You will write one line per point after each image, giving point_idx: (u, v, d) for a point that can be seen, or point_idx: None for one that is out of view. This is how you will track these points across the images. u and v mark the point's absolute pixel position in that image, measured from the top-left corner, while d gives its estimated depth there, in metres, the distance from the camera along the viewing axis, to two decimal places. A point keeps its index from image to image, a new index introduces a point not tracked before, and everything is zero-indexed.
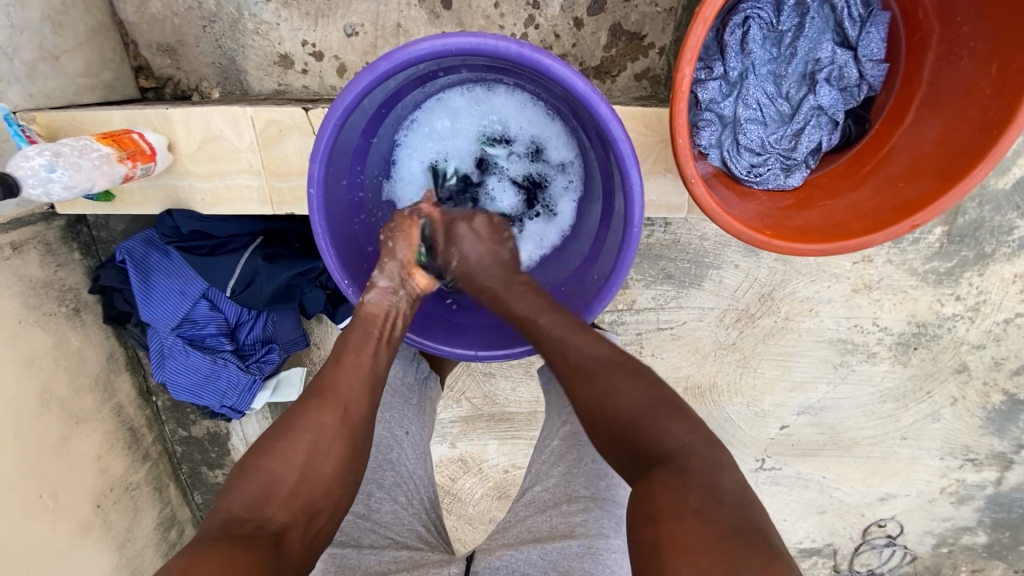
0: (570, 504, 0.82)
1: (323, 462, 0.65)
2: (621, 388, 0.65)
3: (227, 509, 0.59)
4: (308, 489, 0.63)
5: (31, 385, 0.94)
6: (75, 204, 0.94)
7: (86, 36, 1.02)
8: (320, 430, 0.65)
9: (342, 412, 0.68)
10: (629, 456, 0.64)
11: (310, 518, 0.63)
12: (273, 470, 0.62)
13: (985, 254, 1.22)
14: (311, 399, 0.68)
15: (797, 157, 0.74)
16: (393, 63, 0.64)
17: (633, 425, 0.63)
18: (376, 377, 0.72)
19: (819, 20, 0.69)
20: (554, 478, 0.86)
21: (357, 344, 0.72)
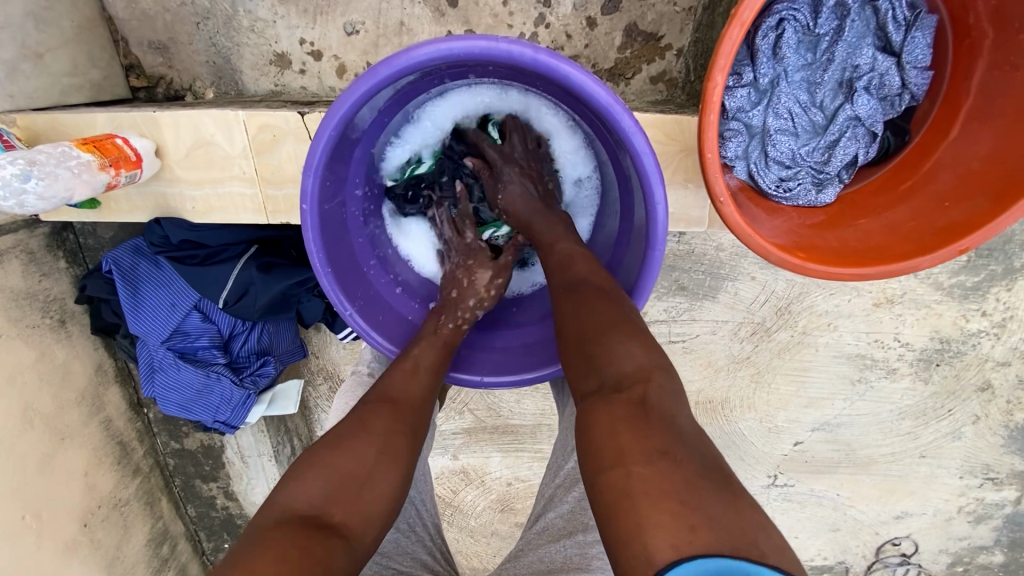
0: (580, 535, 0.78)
1: (387, 467, 0.63)
2: (602, 308, 0.63)
3: (288, 501, 0.57)
4: (371, 492, 0.61)
5: (12, 401, 0.89)
6: (60, 212, 0.89)
7: (73, 33, 0.96)
8: (382, 433, 0.64)
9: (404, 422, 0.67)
10: (588, 378, 0.60)
11: (371, 522, 0.60)
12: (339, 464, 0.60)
13: (1015, 268, 1.16)
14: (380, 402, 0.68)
15: (830, 171, 0.69)
16: (393, 69, 0.58)
17: (600, 339, 0.60)
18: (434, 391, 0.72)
19: (859, 22, 0.63)
20: (570, 504, 0.81)
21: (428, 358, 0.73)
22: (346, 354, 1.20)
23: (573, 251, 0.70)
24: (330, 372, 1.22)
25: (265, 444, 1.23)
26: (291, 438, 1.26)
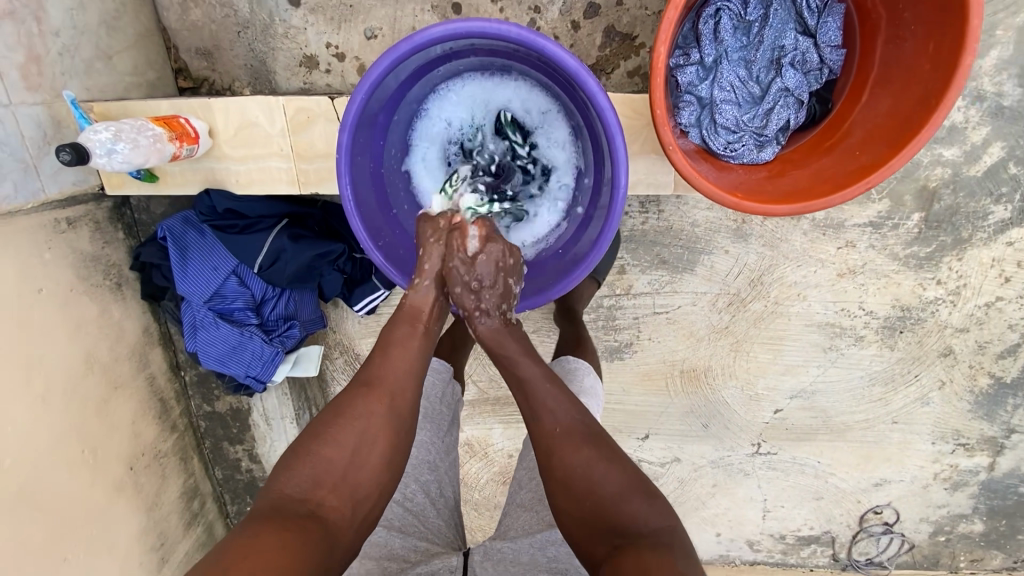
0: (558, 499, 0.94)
1: (368, 453, 0.75)
2: (604, 466, 0.75)
3: (284, 487, 0.70)
4: (355, 476, 0.73)
5: (78, 348, 1.03)
6: (124, 185, 1.04)
7: (135, 39, 1.14)
8: (367, 418, 0.76)
9: (387, 402, 0.78)
10: (598, 537, 0.71)
11: (358, 505, 0.72)
12: (325, 455, 0.72)
13: (962, 239, 1.29)
14: (360, 387, 0.78)
15: (768, 134, 0.82)
16: (411, 46, 0.74)
17: (609, 500, 0.72)
18: (411, 373, 0.81)
19: (782, 11, 0.78)
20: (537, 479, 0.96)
21: (404, 337, 0.83)
22: (361, 329, 1.36)
23: (562, 402, 0.81)
24: (345, 346, 1.38)
25: (288, 407, 1.36)
26: (311, 405, 1.41)
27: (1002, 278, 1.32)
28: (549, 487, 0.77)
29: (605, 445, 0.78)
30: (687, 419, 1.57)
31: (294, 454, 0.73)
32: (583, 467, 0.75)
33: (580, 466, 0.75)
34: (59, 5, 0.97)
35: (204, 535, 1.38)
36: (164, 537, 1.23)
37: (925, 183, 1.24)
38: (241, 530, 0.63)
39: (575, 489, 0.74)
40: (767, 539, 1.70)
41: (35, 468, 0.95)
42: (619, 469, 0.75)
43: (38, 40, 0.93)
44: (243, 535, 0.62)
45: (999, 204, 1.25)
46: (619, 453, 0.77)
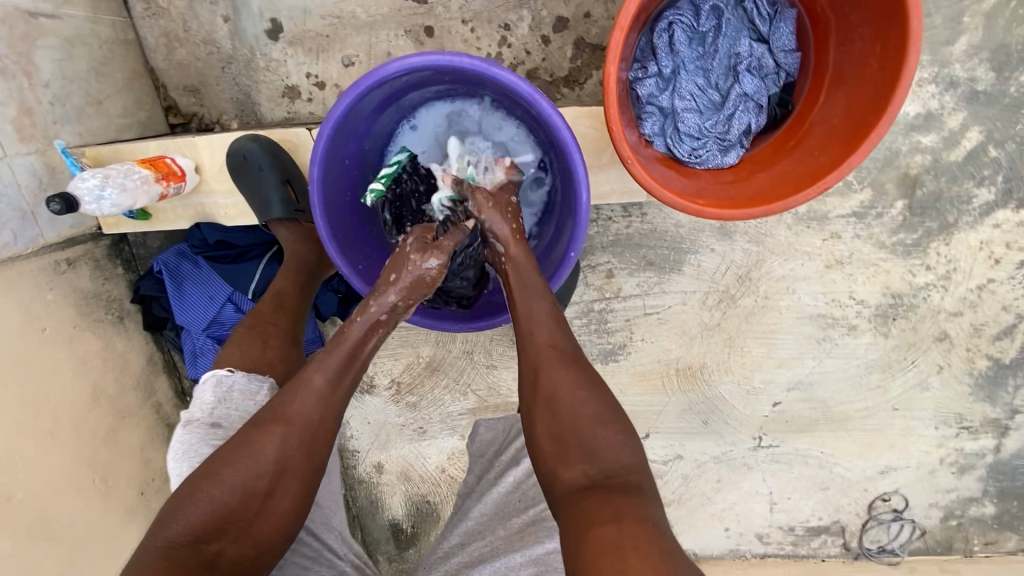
0: (520, 554, 0.98)
1: (278, 498, 0.77)
2: (585, 398, 0.77)
3: (175, 536, 0.71)
4: (261, 518, 0.76)
5: (84, 381, 1.08)
6: (120, 223, 1.09)
7: (123, 83, 1.18)
8: (280, 461, 0.76)
9: (303, 441, 0.78)
10: (574, 465, 0.75)
11: (261, 550, 0.76)
12: (224, 500, 0.73)
13: (948, 224, 1.28)
14: (273, 425, 0.77)
15: (732, 139, 0.84)
16: (372, 82, 0.77)
17: (586, 433, 0.75)
18: (330, 405, 0.80)
19: (735, 20, 0.81)
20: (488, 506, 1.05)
21: (335, 367, 0.79)
22: None
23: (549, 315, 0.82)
24: None
25: None
26: None
27: (992, 260, 1.31)
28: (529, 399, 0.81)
29: (591, 378, 0.79)
30: (686, 417, 1.57)
31: (194, 497, 0.73)
32: (563, 390, 0.78)
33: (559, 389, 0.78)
34: (48, 56, 1.02)
35: None
36: None
37: (906, 170, 1.24)
38: None
39: (559, 409, 0.77)
40: (776, 532, 1.70)
41: (48, 499, 0.99)
42: (602, 402, 0.77)
43: (30, 92, 0.98)
44: None
45: (982, 186, 1.24)
46: (601, 386, 0.80)
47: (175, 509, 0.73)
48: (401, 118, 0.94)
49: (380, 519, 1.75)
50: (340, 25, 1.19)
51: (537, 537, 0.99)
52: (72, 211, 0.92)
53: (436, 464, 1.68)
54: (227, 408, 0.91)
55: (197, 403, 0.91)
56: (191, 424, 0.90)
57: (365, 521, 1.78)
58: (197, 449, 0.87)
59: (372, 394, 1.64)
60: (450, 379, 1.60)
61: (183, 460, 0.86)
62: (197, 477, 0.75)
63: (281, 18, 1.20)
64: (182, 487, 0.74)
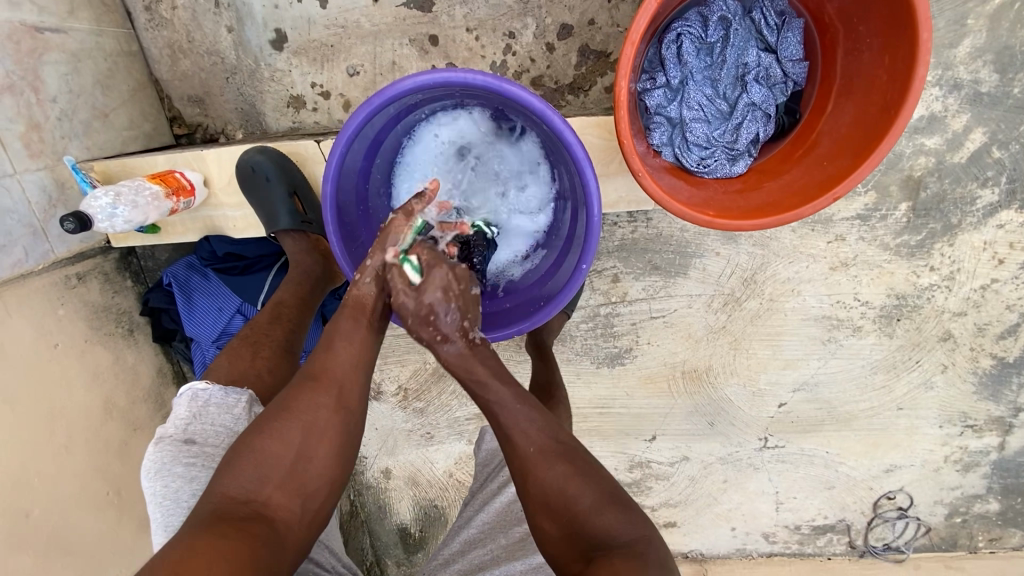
0: (521, 563, 0.96)
1: (316, 447, 0.76)
2: (582, 482, 0.76)
3: (224, 491, 0.71)
4: (302, 469, 0.74)
5: (97, 395, 1.08)
6: (129, 237, 1.09)
7: (129, 95, 1.18)
8: (313, 411, 0.77)
9: (334, 394, 0.78)
10: (578, 556, 0.72)
11: (308, 501, 0.75)
12: (263, 450, 0.73)
13: (952, 225, 1.29)
14: (305, 381, 0.79)
15: (740, 148, 0.84)
16: (383, 98, 0.77)
17: (587, 516, 0.74)
18: (359, 360, 0.82)
19: (743, 30, 0.81)
20: (495, 508, 1.04)
21: (347, 330, 0.82)
22: None
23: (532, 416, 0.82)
24: None
25: None
26: None
27: (995, 260, 1.32)
28: (529, 506, 0.79)
29: (584, 466, 0.78)
30: (692, 418, 1.58)
31: (237, 452, 0.74)
32: (557, 483, 0.77)
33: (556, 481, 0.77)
34: (54, 72, 1.02)
35: None
36: None
37: (910, 172, 1.25)
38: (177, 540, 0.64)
39: (553, 510, 0.76)
40: (782, 531, 1.71)
41: (64, 514, 1.00)
42: (598, 488, 0.76)
43: (37, 108, 0.98)
44: (184, 540, 0.63)
45: (986, 188, 1.25)
46: (595, 469, 0.79)
47: (223, 466, 0.73)
48: (409, 130, 0.94)
49: (388, 523, 1.76)
50: (344, 34, 1.19)
51: (539, 545, 0.97)
52: (85, 229, 0.91)
53: (444, 469, 1.69)
54: (203, 423, 0.87)
55: (170, 418, 0.86)
56: (162, 440, 0.84)
57: (373, 525, 1.79)
58: (169, 468, 0.82)
59: (379, 400, 1.64)
60: (456, 384, 1.61)
61: (155, 480, 0.81)
62: (240, 439, 0.76)
63: (285, 28, 1.19)
64: (228, 450, 0.76)
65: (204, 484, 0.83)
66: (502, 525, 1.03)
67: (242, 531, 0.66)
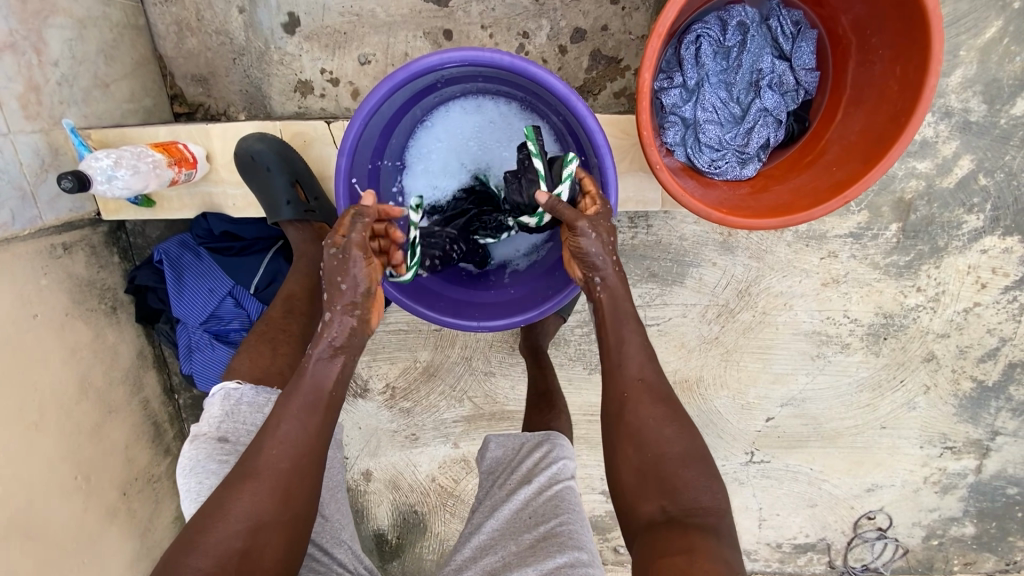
0: (532, 569, 0.82)
1: (259, 553, 0.70)
2: (675, 434, 0.81)
3: None
4: None
5: (74, 373, 1.03)
6: (121, 210, 1.05)
7: (131, 67, 1.15)
8: (256, 512, 0.71)
9: (279, 492, 0.72)
10: (654, 497, 0.78)
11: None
12: (202, 566, 0.68)
13: (939, 248, 1.33)
14: (244, 480, 0.72)
15: (750, 152, 0.86)
16: (407, 74, 0.77)
17: (674, 467, 0.79)
18: (305, 451, 0.75)
19: (759, 37, 0.83)
20: (511, 509, 0.91)
21: (296, 415, 0.75)
22: None
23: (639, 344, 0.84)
24: None
25: None
26: None
27: (978, 285, 1.36)
28: (615, 430, 0.83)
29: (681, 418, 0.82)
30: None
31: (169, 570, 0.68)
32: (654, 424, 0.81)
33: (654, 428, 0.80)
34: (58, 35, 0.99)
35: None
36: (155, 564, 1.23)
37: (902, 195, 1.29)
38: None
39: (644, 443, 0.80)
40: (763, 549, 1.72)
41: (30, 496, 0.94)
42: (689, 444, 0.81)
43: (38, 70, 0.95)
44: None
45: (971, 214, 1.30)
46: (688, 422, 0.83)
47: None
48: (425, 112, 0.94)
49: (366, 528, 1.71)
50: (358, 23, 1.18)
51: (550, 549, 0.83)
52: (83, 190, 0.88)
53: (427, 473, 1.65)
54: (235, 422, 0.90)
55: (204, 418, 0.89)
56: (197, 439, 0.87)
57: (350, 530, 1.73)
58: (203, 465, 0.84)
59: (366, 398, 1.60)
60: (446, 385, 1.58)
61: (191, 477, 0.83)
62: (173, 546, 0.71)
63: (299, 12, 1.19)
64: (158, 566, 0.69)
65: None
66: (511, 531, 0.90)
67: None
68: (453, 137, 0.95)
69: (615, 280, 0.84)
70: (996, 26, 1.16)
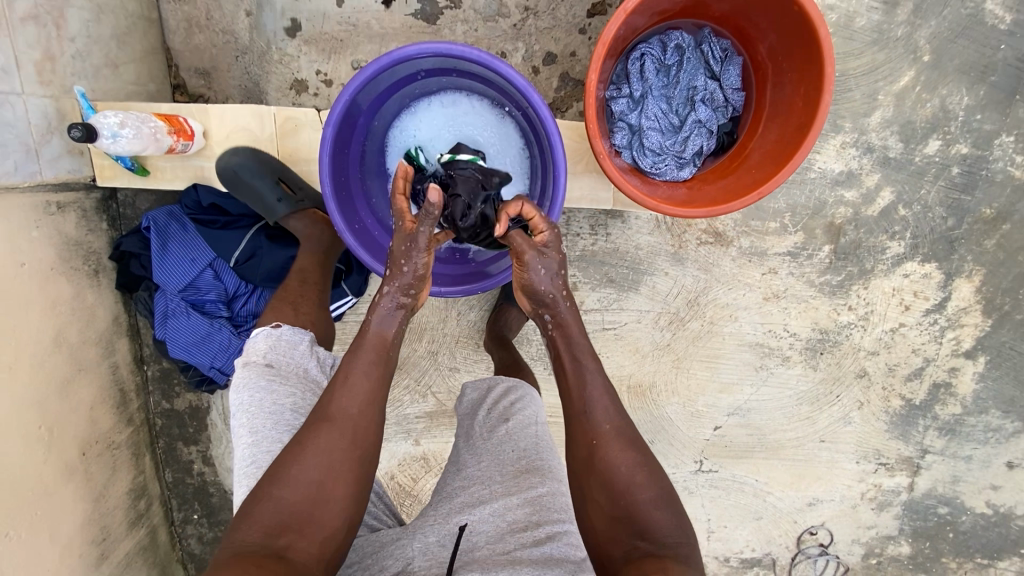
0: (517, 496, 0.91)
1: (332, 487, 0.78)
2: (646, 478, 0.85)
3: (244, 540, 0.72)
4: (319, 511, 0.76)
5: (50, 326, 1.08)
6: (115, 177, 1.13)
7: (140, 54, 1.26)
8: (330, 450, 0.78)
9: (348, 435, 0.80)
10: (622, 537, 0.81)
11: (328, 545, 0.76)
12: (287, 495, 0.75)
13: (866, 270, 1.47)
14: (319, 422, 0.80)
15: (687, 157, 0.99)
16: (390, 59, 0.89)
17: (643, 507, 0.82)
18: (372, 399, 0.83)
19: (693, 59, 0.97)
20: (496, 440, 0.98)
21: (365, 364, 0.84)
22: None
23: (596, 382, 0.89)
24: None
25: None
26: None
27: (902, 306, 1.50)
28: (581, 474, 0.87)
29: (653, 467, 0.86)
30: None
31: (254, 504, 0.75)
32: (627, 469, 0.85)
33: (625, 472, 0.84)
34: (77, 16, 1.09)
35: (146, 539, 1.37)
36: (105, 532, 1.24)
37: (832, 220, 1.44)
38: None
39: (613, 485, 0.84)
40: (712, 562, 1.76)
41: None
42: (660, 489, 0.84)
43: (56, 43, 1.05)
44: None
45: (894, 240, 1.45)
46: (657, 466, 0.87)
47: (244, 514, 0.75)
48: (407, 102, 1.06)
49: None
50: (354, 32, 1.32)
51: (532, 480, 0.92)
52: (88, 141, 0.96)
53: (386, 468, 1.67)
54: (279, 352, 0.98)
55: (251, 348, 0.97)
56: (248, 364, 0.96)
57: None
58: (254, 382, 0.93)
59: None
60: (411, 379, 1.62)
61: (243, 391, 0.92)
62: (256, 486, 0.78)
63: (301, 19, 1.32)
64: (245, 500, 0.77)
65: (282, 396, 0.93)
66: (495, 463, 0.96)
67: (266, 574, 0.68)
68: (429, 124, 1.07)
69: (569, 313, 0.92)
70: (908, 76, 1.34)
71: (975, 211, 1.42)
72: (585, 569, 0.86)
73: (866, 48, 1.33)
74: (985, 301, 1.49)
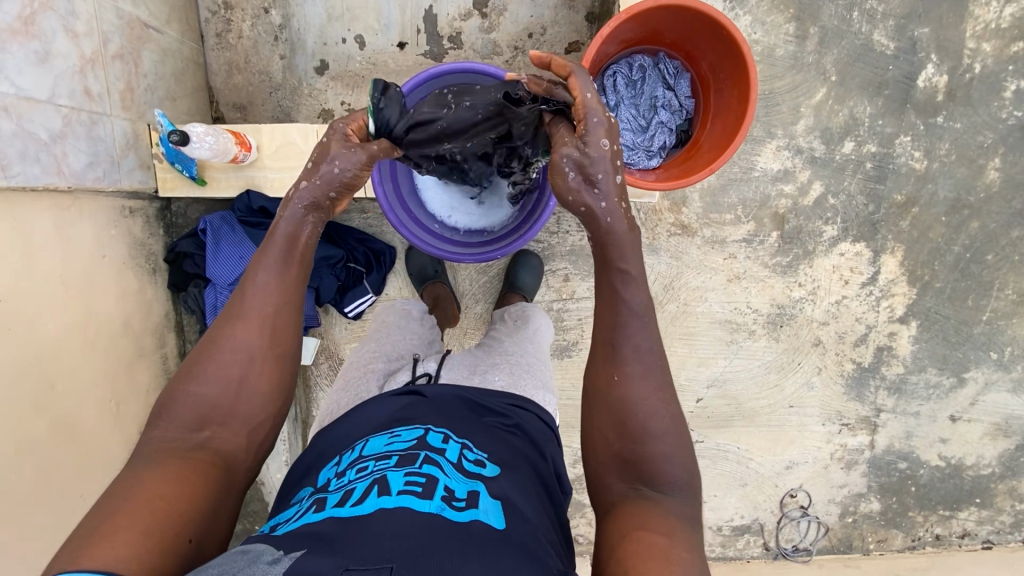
0: (510, 341, 1.20)
1: (252, 381, 0.86)
2: (665, 428, 0.86)
3: (165, 436, 0.80)
4: (240, 404, 0.84)
5: (119, 313, 1.24)
6: (176, 188, 1.33)
7: (191, 91, 1.49)
8: (246, 348, 0.86)
9: (262, 328, 0.87)
10: (630, 481, 0.85)
11: (253, 431, 0.85)
12: (207, 392, 0.83)
13: (809, 251, 1.75)
14: (234, 321, 0.86)
15: (654, 150, 1.27)
16: (426, 76, 1.16)
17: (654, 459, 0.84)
18: (282, 295, 0.89)
19: (653, 76, 1.26)
20: (510, 321, 1.29)
21: (273, 264, 0.90)
22: (346, 334, 1.71)
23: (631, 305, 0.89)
24: (331, 352, 1.71)
25: None
26: None
27: (843, 281, 1.78)
28: (597, 415, 0.89)
29: (673, 418, 0.87)
30: None
31: (169, 402, 0.82)
32: (642, 411, 0.86)
33: (640, 417, 0.86)
34: (150, 58, 1.32)
35: None
36: None
37: (776, 210, 1.73)
38: (133, 471, 0.74)
39: (627, 429, 0.86)
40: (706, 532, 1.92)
41: (75, 407, 1.11)
42: (676, 439, 0.86)
43: (134, 77, 1.26)
44: (142, 470, 0.74)
45: (828, 225, 1.74)
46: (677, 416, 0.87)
47: (159, 412, 0.81)
48: None
49: None
50: (374, 69, 1.58)
51: (524, 342, 1.21)
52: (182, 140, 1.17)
53: None
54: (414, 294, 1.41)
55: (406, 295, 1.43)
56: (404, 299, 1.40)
57: None
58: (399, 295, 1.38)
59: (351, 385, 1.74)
60: None
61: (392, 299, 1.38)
62: (170, 385, 0.84)
63: (328, 60, 1.58)
64: (159, 399, 0.83)
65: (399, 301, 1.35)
66: (502, 334, 1.24)
67: (190, 460, 0.78)
68: None
69: (614, 225, 0.89)
70: (821, 92, 1.68)
71: (889, 198, 1.73)
72: (549, 390, 1.10)
73: (786, 71, 1.67)
74: (908, 273, 1.78)
